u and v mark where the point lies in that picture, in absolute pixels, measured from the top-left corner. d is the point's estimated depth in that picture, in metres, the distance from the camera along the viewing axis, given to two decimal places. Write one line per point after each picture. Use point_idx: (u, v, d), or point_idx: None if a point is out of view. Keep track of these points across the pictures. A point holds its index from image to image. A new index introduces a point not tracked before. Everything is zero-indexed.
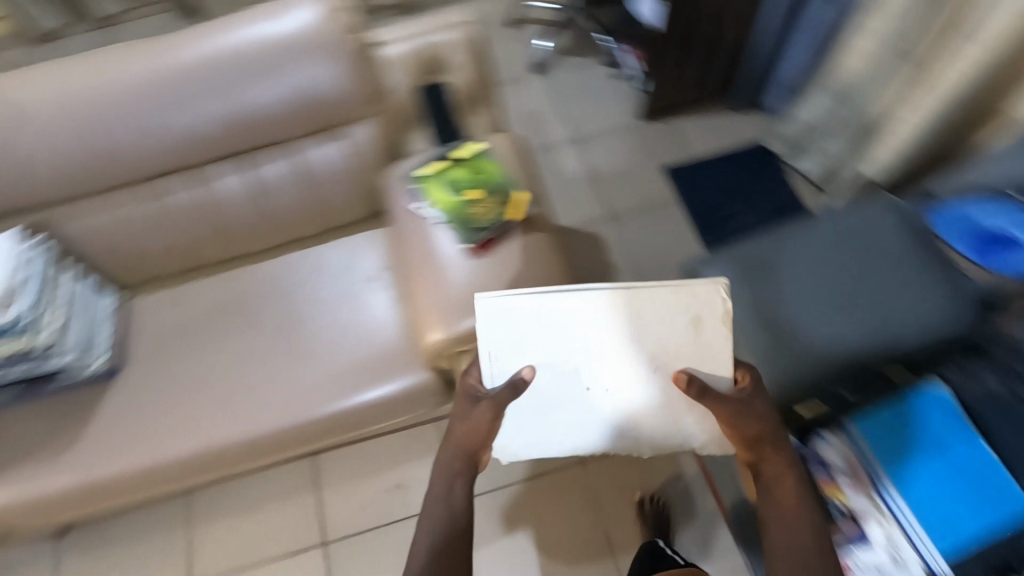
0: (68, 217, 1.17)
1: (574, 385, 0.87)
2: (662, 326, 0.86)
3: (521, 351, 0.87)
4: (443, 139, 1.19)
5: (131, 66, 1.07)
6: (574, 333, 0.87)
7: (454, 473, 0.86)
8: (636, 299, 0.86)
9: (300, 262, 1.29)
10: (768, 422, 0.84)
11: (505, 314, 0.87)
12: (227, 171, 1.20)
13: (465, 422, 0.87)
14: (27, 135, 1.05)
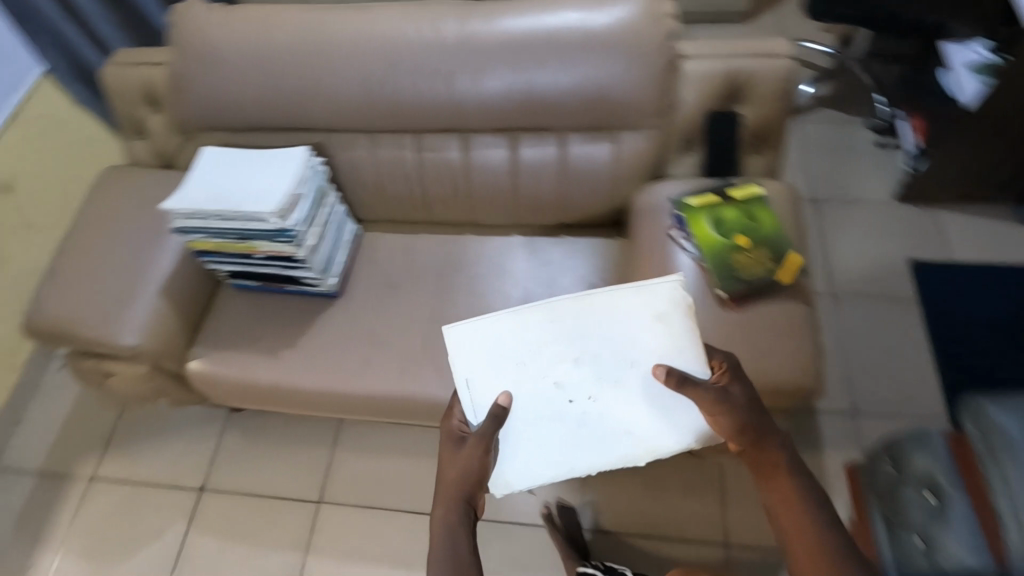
0: (343, 145, 1.26)
1: (559, 399, 0.86)
2: (631, 329, 0.87)
3: (502, 369, 0.87)
4: (718, 175, 1.12)
5: (446, 26, 1.14)
6: (558, 346, 0.87)
7: (451, 526, 0.84)
8: (587, 305, 0.88)
9: (527, 249, 1.28)
10: (749, 406, 0.85)
11: (471, 340, 0.87)
12: (491, 143, 1.21)
13: (454, 472, 0.85)
14: (343, 66, 1.17)
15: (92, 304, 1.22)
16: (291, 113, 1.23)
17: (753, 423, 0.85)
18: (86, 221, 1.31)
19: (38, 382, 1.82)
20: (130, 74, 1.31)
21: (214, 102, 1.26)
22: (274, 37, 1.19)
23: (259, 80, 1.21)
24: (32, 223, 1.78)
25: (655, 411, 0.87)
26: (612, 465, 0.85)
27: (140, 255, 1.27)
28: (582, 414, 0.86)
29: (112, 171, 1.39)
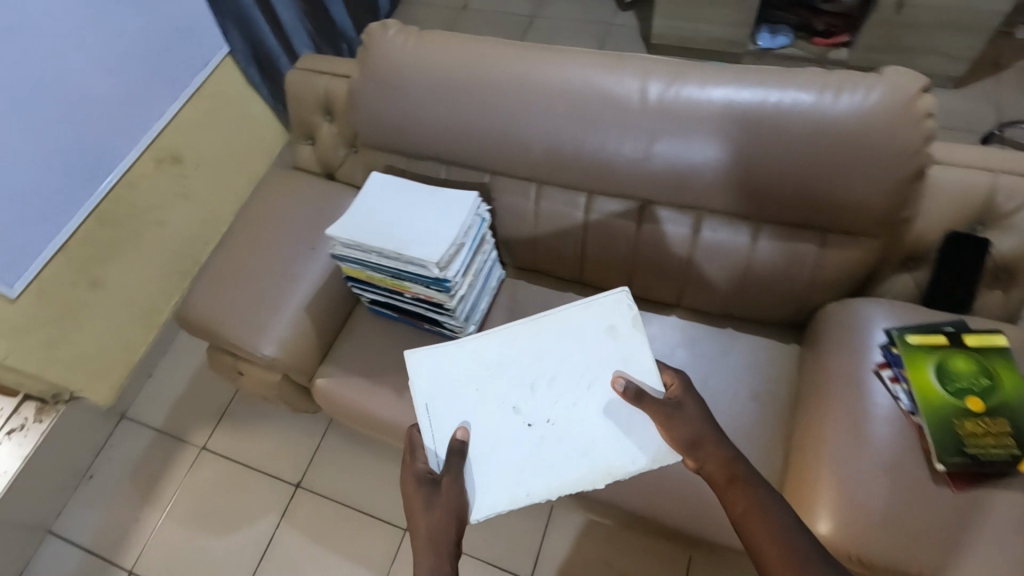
0: (506, 190, 1.20)
1: (522, 424, 0.95)
2: (584, 353, 0.98)
3: (465, 399, 0.98)
4: (948, 317, 0.97)
5: (649, 85, 1.03)
6: (519, 375, 0.99)
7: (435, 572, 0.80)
8: (550, 340, 1.00)
9: (686, 338, 1.17)
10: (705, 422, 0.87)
11: (433, 363, 1.02)
12: (672, 218, 1.10)
13: (432, 515, 0.84)
14: (527, 111, 1.09)
15: (242, 309, 1.23)
16: (462, 150, 1.18)
17: (716, 440, 0.86)
18: (246, 221, 1.33)
19: (170, 344, 1.93)
20: (310, 83, 1.31)
21: (387, 125, 1.22)
22: (459, 68, 1.13)
23: (435, 111, 1.16)
24: (193, 196, 1.88)
25: (612, 428, 0.92)
26: (575, 484, 0.90)
27: (292, 267, 1.27)
28: (545, 435, 0.94)
29: (276, 172, 1.41)
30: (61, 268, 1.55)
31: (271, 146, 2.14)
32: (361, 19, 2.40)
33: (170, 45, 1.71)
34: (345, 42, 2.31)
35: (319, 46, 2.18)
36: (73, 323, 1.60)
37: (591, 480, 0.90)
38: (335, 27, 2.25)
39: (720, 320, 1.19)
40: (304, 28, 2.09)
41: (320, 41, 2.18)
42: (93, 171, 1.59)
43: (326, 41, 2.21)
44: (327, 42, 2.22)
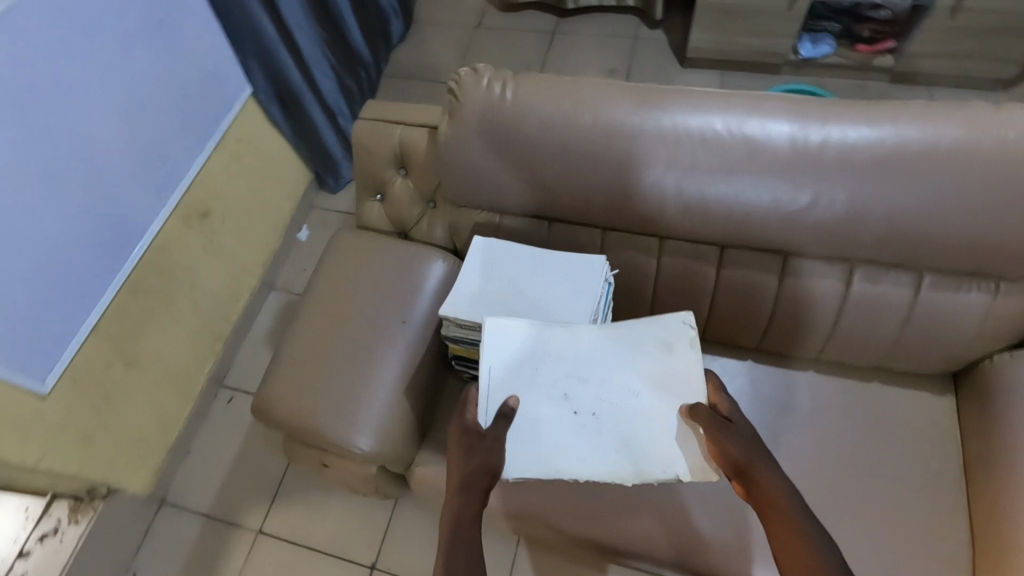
0: (623, 246, 1.09)
1: (568, 410, 0.95)
2: (643, 360, 0.97)
3: (520, 376, 0.97)
4: None
5: (795, 128, 0.93)
6: (577, 365, 0.97)
7: (462, 521, 0.88)
8: (616, 339, 0.99)
9: (829, 398, 1.11)
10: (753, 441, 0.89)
11: (506, 338, 0.97)
12: (819, 271, 1.01)
13: (469, 465, 0.90)
14: (654, 163, 0.98)
15: (333, 399, 1.10)
16: (572, 205, 1.07)
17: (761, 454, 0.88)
18: (322, 294, 1.20)
19: (206, 416, 1.76)
20: (382, 136, 1.18)
21: (480, 179, 1.10)
22: (569, 116, 1.00)
23: (543, 165, 1.04)
24: (223, 253, 1.71)
25: (653, 431, 0.93)
26: (604, 476, 0.91)
27: (383, 345, 1.14)
28: (587, 425, 0.94)
29: (343, 234, 1.27)
30: (96, 348, 1.38)
31: (293, 189, 1.98)
32: (374, 43, 2.23)
33: (196, 93, 1.54)
34: (362, 69, 2.14)
35: (342, 77, 2.01)
36: (109, 410, 1.43)
37: (621, 477, 0.91)
38: (353, 54, 2.07)
39: (866, 375, 1.12)
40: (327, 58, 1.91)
41: (342, 72, 2.00)
42: (125, 238, 1.42)
43: (346, 70, 2.04)
44: (348, 70, 2.04)
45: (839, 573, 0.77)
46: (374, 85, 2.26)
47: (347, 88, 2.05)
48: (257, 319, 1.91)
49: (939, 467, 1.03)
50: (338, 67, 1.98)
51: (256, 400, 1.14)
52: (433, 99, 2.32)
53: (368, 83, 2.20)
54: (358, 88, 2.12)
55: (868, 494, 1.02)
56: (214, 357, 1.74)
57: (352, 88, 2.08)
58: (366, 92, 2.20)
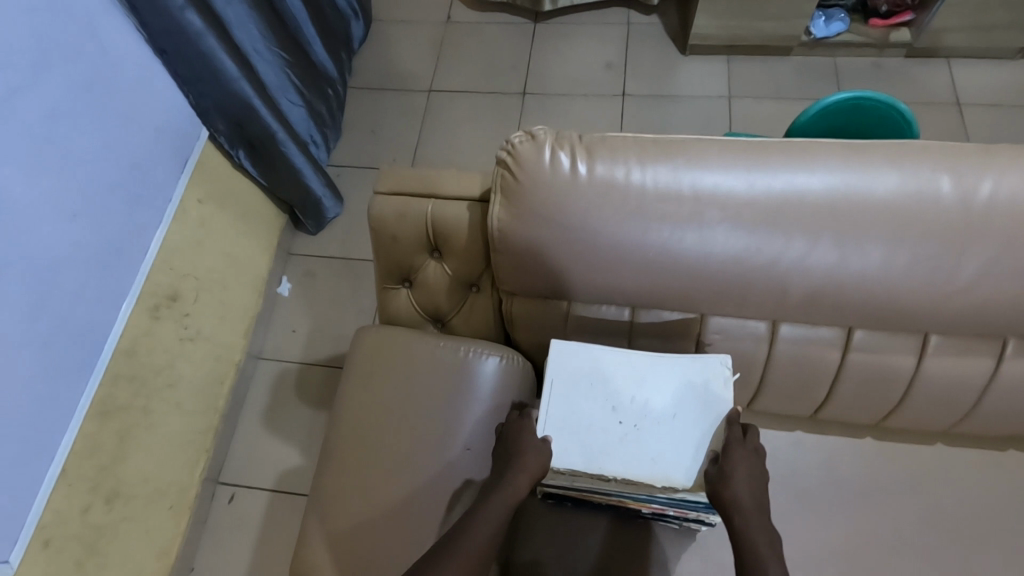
0: (726, 332, 0.90)
1: (606, 418, 0.82)
2: (688, 383, 0.83)
3: (567, 384, 0.85)
4: None
5: (950, 186, 0.76)
6: (622, 379, 0.85)
7: (476, 533, 0.76)
8: (656, 357, 0.86)
9: (959, 477, 0.99)
10: (757, 486, 0.76)
11: (565, 352, 0.86)
12: (964, 348, 0.85)
13: (532, 457, 0.80)
14: (775, 237, 0.79)
15: (392, 560, 0.90)
16: (666, 292, 0.85)
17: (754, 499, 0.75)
18: (352, 420, 0.98)
19: (206, 523, 1.50)
20: (410, 214, 0.95)
21: (537, 267, 0.87)
22: (663, 187, 0.80)
23: (631, 247, 0.82)
24: (202, 336, 1.43)
25: (688, 442, 0.80)
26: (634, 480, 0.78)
27: (443, 479, 0.93)
28: (624, 439, 0.81)
29: (365, 335, 1.04)
30: (68, 495, 1.12)
31: (269, 240, 1.69)
32: (339, 53, 1.91)
33: (143, 157, 1.26)
34: (330, 87, 1.83)
35: (309, 101, 1.71)
36: (95, 561, 1.17)
37: (650, 480, 0.78)
38: (317, 72, 1.76)
39: (993, 441, 1.00)
40: (290, 82, 1.61)
41: (309, 95, 1.70)
42: (85, 351, 1.14)
43: (314, 92, 1.73)
44: (315, 92, 1.74)
45: None
46: (342, 101, 1.95)
47: (316, 112, 1.75)
48: (249, 397, 1.64)
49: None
50: (305, 90, 1.68)
51: (293, 565, 0.94)
52: (411, 111, 2.02)
53: (337, 101, 1.89)
54: (328, 109, 1.82)
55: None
56: (208, 457, 1.48)
57: (321, 111, 1.78)
58: (336, 111, 1.89)
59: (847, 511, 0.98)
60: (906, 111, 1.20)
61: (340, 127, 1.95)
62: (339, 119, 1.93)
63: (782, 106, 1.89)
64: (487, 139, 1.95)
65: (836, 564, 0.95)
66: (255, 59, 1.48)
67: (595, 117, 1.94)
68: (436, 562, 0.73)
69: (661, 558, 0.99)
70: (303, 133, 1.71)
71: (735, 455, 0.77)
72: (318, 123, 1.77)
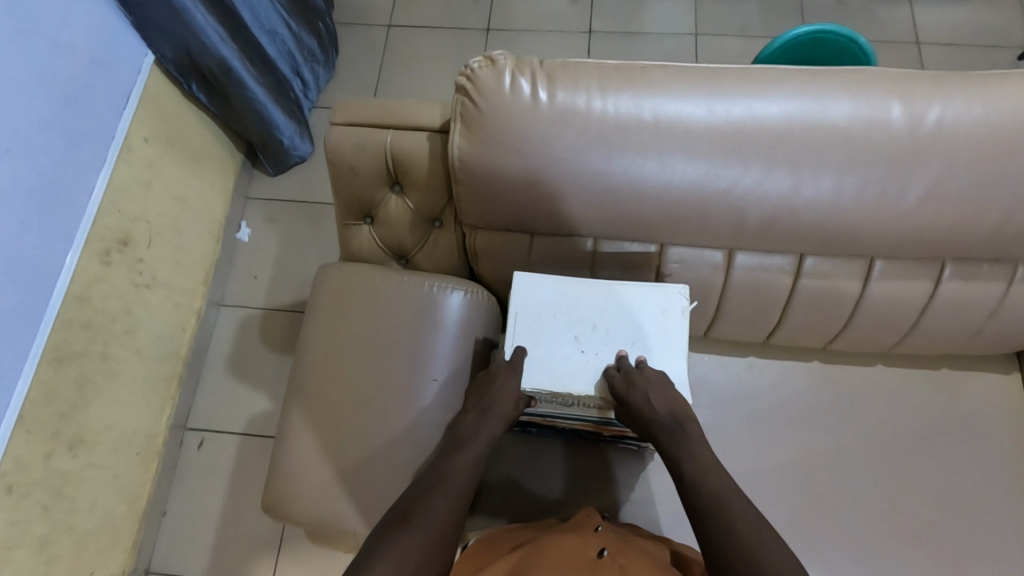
0: (684, 261, 0.92)
1: (569, 347, 0.85)
2: (645, 311, 0.86)
3: (531, 319, 0.86)
4: None
5: (900, 112, 0.78)
6: (583, 310, 0.87)
7: (460, 471, 0.76)
8: (616, 288, 0.87)
9: (895, 394, 1.07)
10: (665, 405, 0.77)
11: (530, 291, 0.87)
12: (905, 271, 0.89)
13: (505, 396, 0.82)
14: (732, 165, 0.80)
15: (362, 488, 0.93)
16: (627, 223, 0.87)
17: (664, 423, 0.76)
18: (317, 357, 0.98)
19: (175, 470, 1.50)
20: (369, 146, 0.93)
21: (499, 199, 0.87)
22: (624, 115, 0.80)
23: (590, 175, 0.82)
24: (158, 283, 1.39)
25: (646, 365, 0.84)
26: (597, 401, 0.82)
27: (411, 412, 0.95)
28: (585, 365, 0.84)
29: (327, 273, 1.02)
30: (28, 442, 1.09)
31: (224, 183, 1.62)
32: None
33: (79, 90, 1.18)
34: (320, 20, 1.71)
35: (297, 35, 1.62)
36: (61, 505, 1.17)
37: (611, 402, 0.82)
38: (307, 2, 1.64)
39: (925, 363, 1.08)
40: (273, 12, 1.52)
41: (296, 27, 1.61)
42: (33, 297, 1.10)
43: (302, 23, 1.63)
44: (304, 24, 1.64)
45: (723, 515, 0.65)
46: (334, 36, 1.84)
47: (305, 47, 1.67)
48: (212, 345, 1.61)
49: (1015, 454, 1.03)
50: (291, 21, 1.59)
51: (266, 498, 0.96)
52: (371, 47, 1.93)
53: (329, 35, 1.77)
54: (319, 44, 1.73)
55: (939, 480, 1.01)
56: (172, 404, 1.47)
57: (311, 47, 1.70)
58: (329, 46, 1.79)
59: (796, 432, 1.05)
60: (865, 45, 1.21)
61: (333, 65, 1.86)
62: (332, 55, 1.82)
63: (748, 43, 1.88)
64: (450, 78, 1.89)
65: (779, 476, 1.02)
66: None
67: (560, 54, 1.89)
68: (425, 498, 0.72)
69: (622, 480, 1.04)
70: (287, 70, 1.64)
71: (626, 387, 0.78)
72: (304, 59, 1.69)
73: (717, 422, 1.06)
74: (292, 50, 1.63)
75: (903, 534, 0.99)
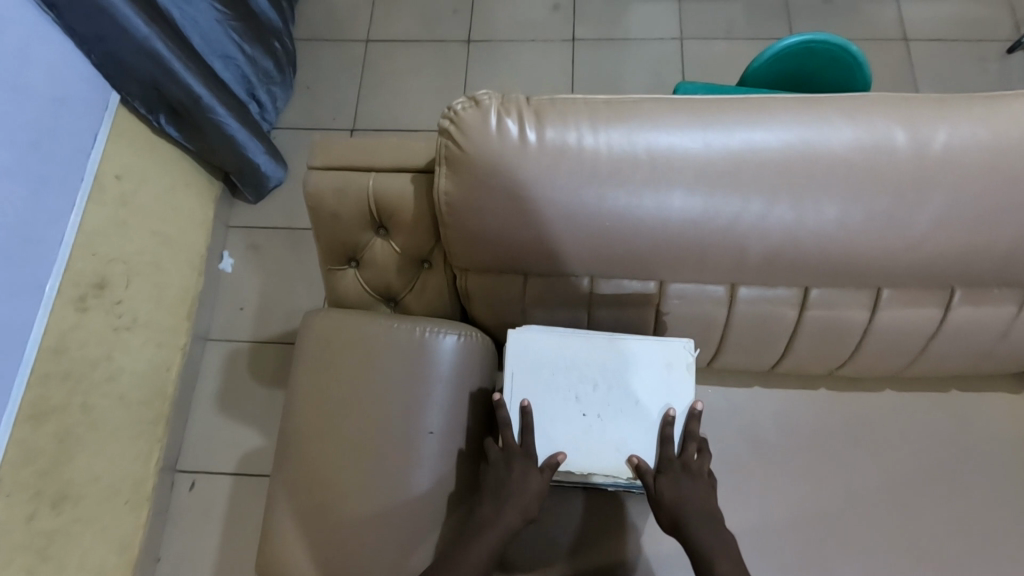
0: (685, 296, 0.89)
1: (570, 410, 0.82)
2: (648, 368, 0.82)
3: (530, 381, 0.83)
4: None
5: (905, 138, 0.74)
6: (583, 369, 0.83)
7: (463, 571, 0.74)
8: (619, 340, 0.84)
9: (902, 416, 1.04)
10: (701, 502, 0.78)
11: (528, 350, 0.83)
12: (912, 300, 0.87)
13: (526, 486, 0.78)
14: (731, 199, 0.77)
15: (361, 547, 0.89)
16: (624, 261, 0.83)
17: (699, 517, 0.77)
18: (307, 407, 0.94)
19: (168, 513, 1.45)
20: (350, 191, 0.88)
21: (490, 246, 0.83)
22: (618, 151, 0.76)
23: (584, 217, 0.78)
24: (139, 324, 1.34)
25: (650, 427, 0.81)
26: (600, 468, 0.80)
27: (409, 466, 0.91)
28: (587, 429, 0.81)
29: (313, 321, 0.98)
30: (8, 504, 1.04)
31: (203, 214, 1.57)
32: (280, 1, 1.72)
33: (43, 133, 1.12)
34: (276, 39, 1.66)
35: (250, 56, 1.57)
36: (47, 566, 1.12)
37: (615, 470, 0.80)
38: (259, 21, 1.59)
39: (932, 382, 1.06)
40: (225, 36, 1.48)
41: (251, 50, 1.56)
42: (6, 354, 1.04)
43: (257, 46, 1.58)
44: (259, 46, 1.59)
45: None
46: (293, 56, 1.78)
47: (260, 68, 1.62)
48: (200, 382, 1.57)
49: None
50: (245, 44, 1.54)
51: (261, 558, 0.93)
52: (349, 64, 1.88)
53: (285, 55, 1.71)
54: (276, 65, 1.67)
55: (951, 503, 0.99)
56: (161, 447, 1.42)
57: (267, 67, 1.64)
58: (286, 66, 1.73)
59: (805, 459, 1.02)
60: (858, 54, 1.17)
61: (292, 85, 1.81)
62: (289, 76, 1.77)
63: (735, 47, 1.84)
64: (433, 93, 1.84)
65: (789, 507, 0.99)
66: (178, 13, 1.34)
67: (544, 65, 1.84)
68: None
69: (631, 524, 0.99)
70: (241, 93, 1.59)
71: (668, 479, 0.78)
72: (262, 81, 1.64)
73: (725, 454, 1.03)
74: (247, 74, 1.58)
75: (920, 562, 0.96)
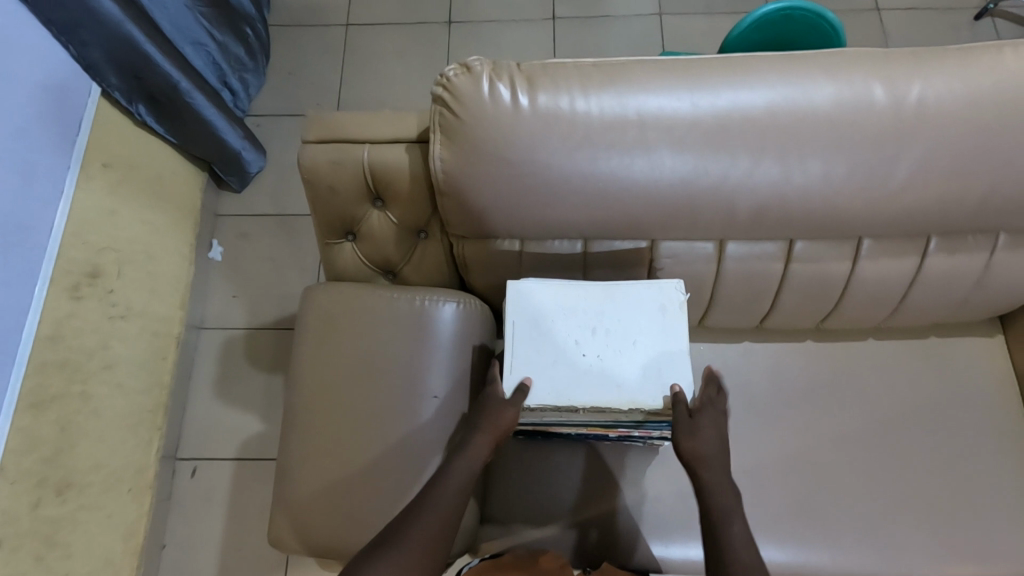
0: (676, 256, 0.91)
1: (570, 353, 0.84)
2: (642, 310, 0.86)
3: (531, 329, 0.85)
4: None
5: (883, 92, 0.78)
6: (580, 316, 0.86)
7: (446, 495, 0.79)
8: (613, 288, 0.87)
9: (885, 366, 1.09)
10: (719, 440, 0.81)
11: (528, 300, 0.87)
12: (892, 250, 0.91)
13: (496, 412, 0.82)
14: (717, 157, 0.79)
15: (370, 513, 0.91)
16: (618, 223, 0.85)
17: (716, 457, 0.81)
18: (310, 381, 0.95)
19: (171, 501, 1.46)
20: (346, 163, 0.89)
21: (487, 210, 0.85)
22: (609, 114, 0.78)
23: (578, 179, 0.80)
24: (133, 313, 1.34)
25: (649, 365, 0.83)
26: (604, 404, 0.81)
27: (414, 431, 0.93)
28: (588, 370, 0.83)
29: (312, 296, 0.99)
30: (14, 493, 1.05)
31: (191, 202, 1.56)
32: None
33: (27, 120, 1.11)
34: (247, 25, 1.64)
35: (221, 43, 1.56)
36: (55, 553, 1.13)
37: (618, 404, 0.81)
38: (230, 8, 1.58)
39: (911, 333, 1.10)
40: (195, 22, 1.46)
41: (221, 36, 1.55)
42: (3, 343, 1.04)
43: (227, 31, 1.57)
44: (228, 32, 1.58)
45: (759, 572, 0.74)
46: (265, 43, 1.77)
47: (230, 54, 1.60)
48: (196, 370, 1.57)
49: (1003, 413, 1.06)
50: (214, 30, 1.53)
51: (274, 531, 0.95)
52: (331, 49, 1.87)
53: (258, 41, 1.70)
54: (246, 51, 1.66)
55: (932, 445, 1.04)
56: (161, 435, 1.42)
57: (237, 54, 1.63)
58: (258, 53, 1.72)
59: (794, 411, 1.06)
60: (835, 21, 1.20)
61: (266, 72, 1.79)
62: (262, 63, 1.76)
63: (714, 20, 1.87)
64: (417, 75, 1.84)
65: (780, 456, 1.04)
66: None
67: (527, 43, 1.85)
68: (408, 520, 0.77)
69: (631, 480, 1.03)
70: (213, 80, 1.58)
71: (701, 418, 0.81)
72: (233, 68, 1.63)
73: None
74: (218, 60, 1.57)
75: (904, 501, 1.01)
